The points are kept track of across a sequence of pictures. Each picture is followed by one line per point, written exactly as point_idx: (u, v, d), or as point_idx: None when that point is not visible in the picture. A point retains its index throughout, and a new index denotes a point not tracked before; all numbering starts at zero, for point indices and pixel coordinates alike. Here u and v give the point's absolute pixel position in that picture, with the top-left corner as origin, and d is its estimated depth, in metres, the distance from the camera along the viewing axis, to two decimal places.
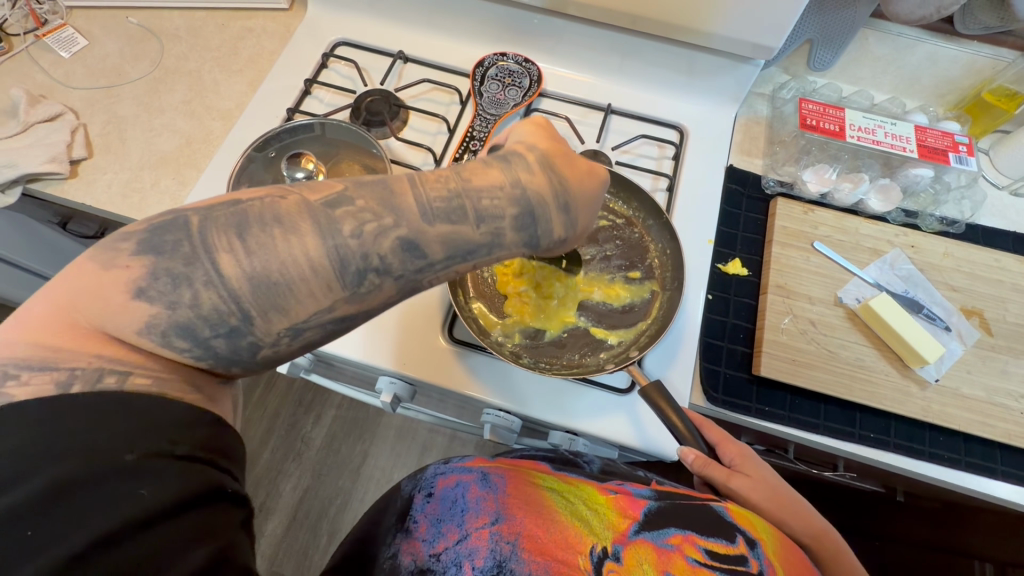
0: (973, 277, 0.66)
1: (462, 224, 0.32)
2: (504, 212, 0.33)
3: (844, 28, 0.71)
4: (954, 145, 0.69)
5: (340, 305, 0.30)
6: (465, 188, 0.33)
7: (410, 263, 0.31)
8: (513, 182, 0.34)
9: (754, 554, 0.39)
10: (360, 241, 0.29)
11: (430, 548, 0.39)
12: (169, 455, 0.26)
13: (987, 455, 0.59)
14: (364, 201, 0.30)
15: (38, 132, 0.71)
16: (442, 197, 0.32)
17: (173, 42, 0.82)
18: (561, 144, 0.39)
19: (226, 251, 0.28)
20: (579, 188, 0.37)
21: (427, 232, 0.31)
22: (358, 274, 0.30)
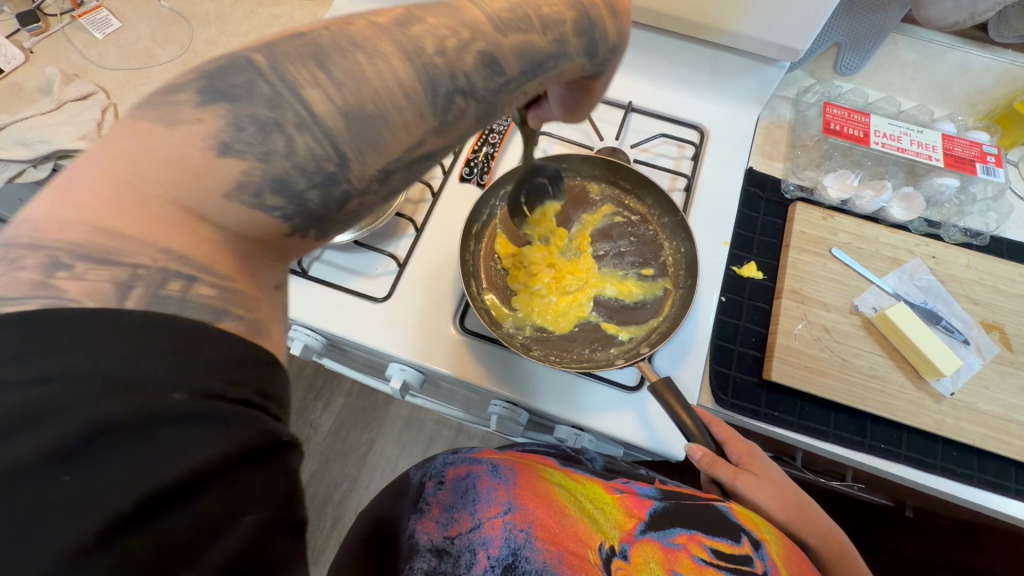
0: (995, 291, 0.65)
1: (533, 34, 0.31)
2: (565, 18, 0.33)
3: (873, 33, 0.70)
4: (982, 156, 0.68)
5: (429, 139, 0.28)
6: (522, 1, 0.32)
7: (491, 82, 0.30)
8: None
9: (758, 554, 0.39)
10: (447, 58, 0.28)
11: (444, 528, 0.40)
12: (223, 401, 0.21)
13: (1002, 473, 0.58)
14: (436, 20, 0.29)
15: (70, 110, 0.73)
16: (505, 11, 0.31)
17: (203, 26, 0.83)
18: None
19: (311, 83, 0.25)
20: (625, 6, 0.37)
21: (502, 44, 0.30)
22: (445, 97, 0.28)
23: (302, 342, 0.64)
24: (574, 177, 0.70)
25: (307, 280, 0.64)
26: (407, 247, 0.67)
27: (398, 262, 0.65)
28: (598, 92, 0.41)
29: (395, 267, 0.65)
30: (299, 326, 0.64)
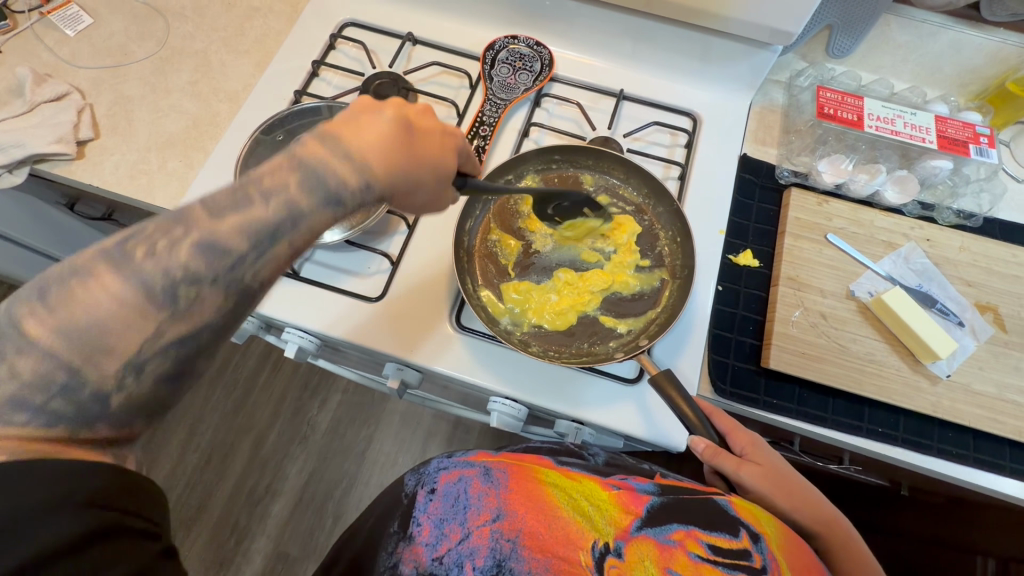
0: (988, 272, 0.65)
1: (252, 208, 0.33)
2: (289, 184, 0.34)
3: (865, 14, 0.69)
4: (975, 136, 0.68)
5: (165, 329, 0.31)
6: (246, 177, 0.34)
7: (218, 263, 0.32)
8: (293, 157, 0.35)
9: (757, 548, 0.39)
10: (156, 260, 0.31)
11: (431, 551, 0.39)
12: (72, 507, 0.28)
13: (996, 452, 0.59)
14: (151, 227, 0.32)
15: (44, 112, 0.70)
16: (223, 195, 0.33)
17: (179, 20, 0.81)
18: (342, 118, 0.39)
19: (31, 316, 0.29)
20: (366, 132, 0.38)
21: (219, 228, 0.32)
22: (167, 293, 0.31)
23: (296, 345, 0.63)
24: (567, 168, 0.69)
25: (297, 280, 0.63)
26: (400, 245, 0.66)
27: (392, 261, 0.64)
28: (417, 188, 0.43)
29: (389, 267, 0.64)
30: (292, 329, 0.62)
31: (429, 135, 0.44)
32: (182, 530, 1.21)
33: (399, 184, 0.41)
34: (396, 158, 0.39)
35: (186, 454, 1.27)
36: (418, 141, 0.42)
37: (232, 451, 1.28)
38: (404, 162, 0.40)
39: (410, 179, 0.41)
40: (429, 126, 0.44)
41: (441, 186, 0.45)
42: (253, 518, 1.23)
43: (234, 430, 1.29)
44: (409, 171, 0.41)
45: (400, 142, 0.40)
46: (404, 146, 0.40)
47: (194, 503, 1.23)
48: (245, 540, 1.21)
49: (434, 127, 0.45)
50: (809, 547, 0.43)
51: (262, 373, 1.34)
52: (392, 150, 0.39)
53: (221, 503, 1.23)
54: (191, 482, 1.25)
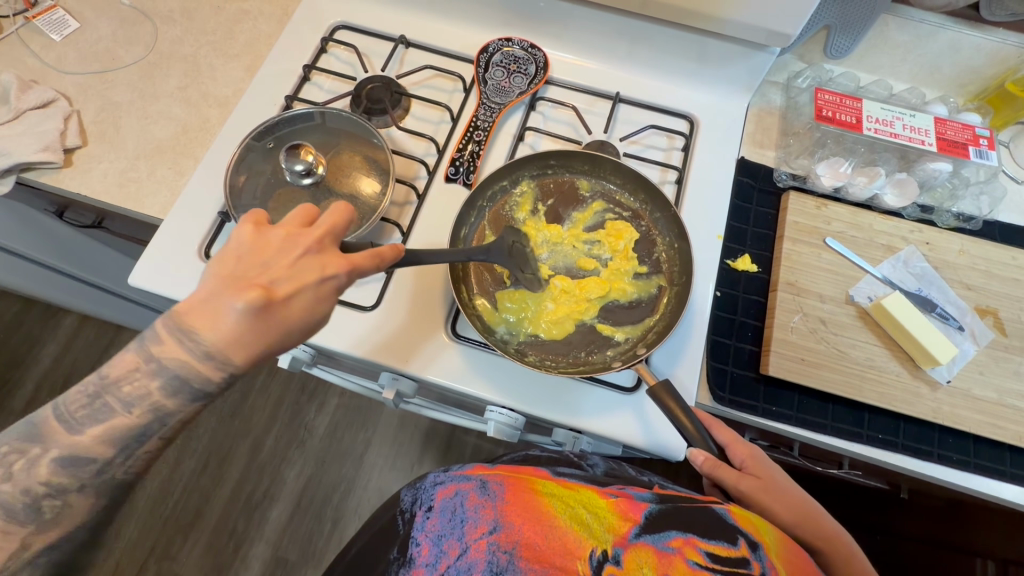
0: (988, 275, 0.64)
1: (116, 416, 0.36)
2: (148, 386, 0.37)
3: (863, 14, 0.68)
4: (975, 138, 0.67)
5: (31, 541, 0.34)
6: (102, 385, 0.36)
7: (83, 472, 0.35)
8: (147, 357, 0.37)
9: (756, 556, 0.38)
10: (13, 481, 0.34)
11: (431, 570, 0.38)
12: None
13: (996, 458, 0.59)
14: (7, 446, 0.35)
15: (30, 119, 0.69)
16: (81, 405, 0.36)
17: (167, 24, 0.79)
18: (203, 288, 0.38)
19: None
20: (220, 318, 0.37)
21: (78, 441, 0.35)
22: (30, 508, 0.34)
23: (290, 355, 0.62)
24: (563, 174, 0.68)
25: None
26: None
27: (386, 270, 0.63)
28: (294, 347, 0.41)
29: (384, 275, 0.63)
30: None
31: (297, 298, 0.39)
32: (180, 536, 1.21)
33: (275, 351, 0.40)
34: (257, 342, 0.38)
35: (183, 459, 1.26)
36: (278, 314, 0.38)
37: (230, 456, 1.27)
38: (265, 344, 0.39)
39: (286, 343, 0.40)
40: (297, 287, 0.39)
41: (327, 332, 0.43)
42: (251, 523, 1.22)
43: (230, 435, 1.29)
44: (281, 341, 0.39)
45: (255, 328, 0.38)
46: (263, 330, 0.38)
47: (191, 509, 1.22)
48: (243, 545, 1.20)
49: (306, 284, 0.39)
50: (808, 556, 0.42)
51: (258, 377, 1.33)
52: (253, 339, 0.38)
53: (219, 508, 1.23)
54: (189, 487, 1.24)
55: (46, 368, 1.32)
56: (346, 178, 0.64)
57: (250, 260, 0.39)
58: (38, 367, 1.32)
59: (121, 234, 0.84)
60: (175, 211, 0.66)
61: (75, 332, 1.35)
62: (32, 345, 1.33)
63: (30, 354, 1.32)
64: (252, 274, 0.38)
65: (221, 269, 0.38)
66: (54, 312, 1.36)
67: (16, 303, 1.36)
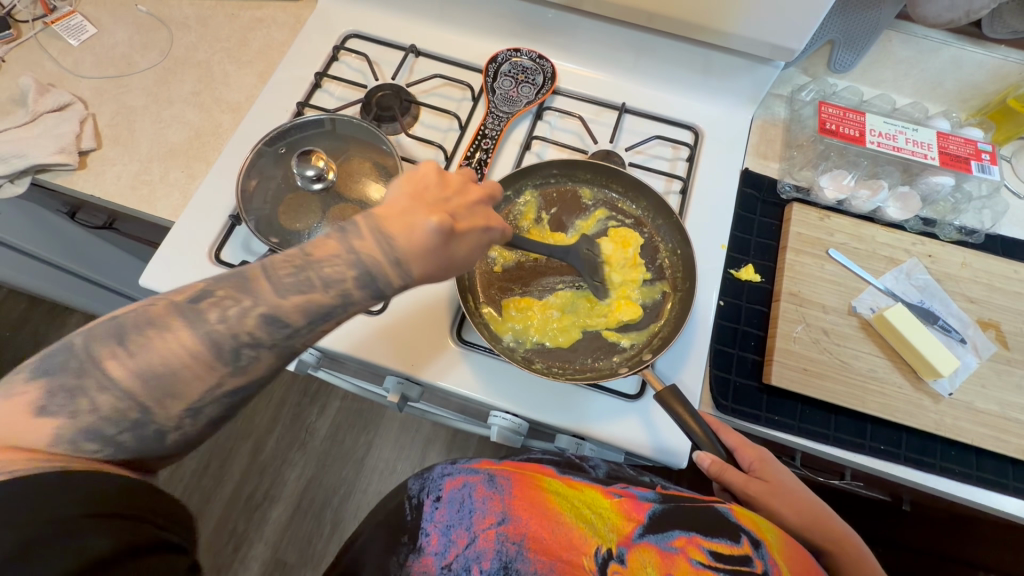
0: (991, 288, 0.65)
1: (314, 291, 0.36)
2: (346, 275, 0.37)
3: (866, 30, 0.69)
4: (977, 153, 0.68)
5: (227, 380, 0.35)
6: (308, 261, 0.37)
7: (278, 332, 0.36)
8: (348, 248, 0.38)
9: (758, 554, 0.38)
10: (227, 323, 0.35)
11: (439, 559, 0.38)
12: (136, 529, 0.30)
13: (999, 470, 0.59)
14: (224, 290, 0.36)
15: (47, 122, 0.70)
16: (289, 271, 0.37)
17: (182, 31, 0.81)
18: (387, 204, 0.40)
19: (111, 357, 0.33)
20: (414, 232, 0.39)
21: (283, 304, 0.36)
22: (231, 351, 0.35)
23: (295, 357, 0.62)
24: (566, 183, 0.69)
25: None
26: None
27: None
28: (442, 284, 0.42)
29: None
30: None
31: (471, 235, 0.42)
32: None
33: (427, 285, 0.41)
34: (426, 263, 0.39)
35: (184, 458, 1.27)
36: (455, 244, 0.41)
37: (231, 456, 1.27)
38: (435, 269, 0.40)
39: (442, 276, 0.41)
40: (473, 224, 0.42)
41: None
42: (251, 524, 1.22)
43: (232, 435, 1.29)
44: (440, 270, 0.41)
45: (434, 250, 0.40)
46: (440, 251, 0.40)
47: (192, 509, 1.23)
48: (242, 546, 1.20)
49: (477, 225, 0.42)
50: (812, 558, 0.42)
51: None
52: (428, 257, 0.39)
53: (220, 509, 1.23)
54: (189, 486, 1.25)
55: None
56: (356, 184, 0.65)
57: (439, 190, 0.42)
58: None
59: (131, 234, 0.85)
60: (185, 215, 0.67)
61: None
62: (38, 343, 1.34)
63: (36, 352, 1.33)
64: (442, 204, 0.41)
65: (413, 192, 0.41)
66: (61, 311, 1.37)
67: (22, 303, 1.37)
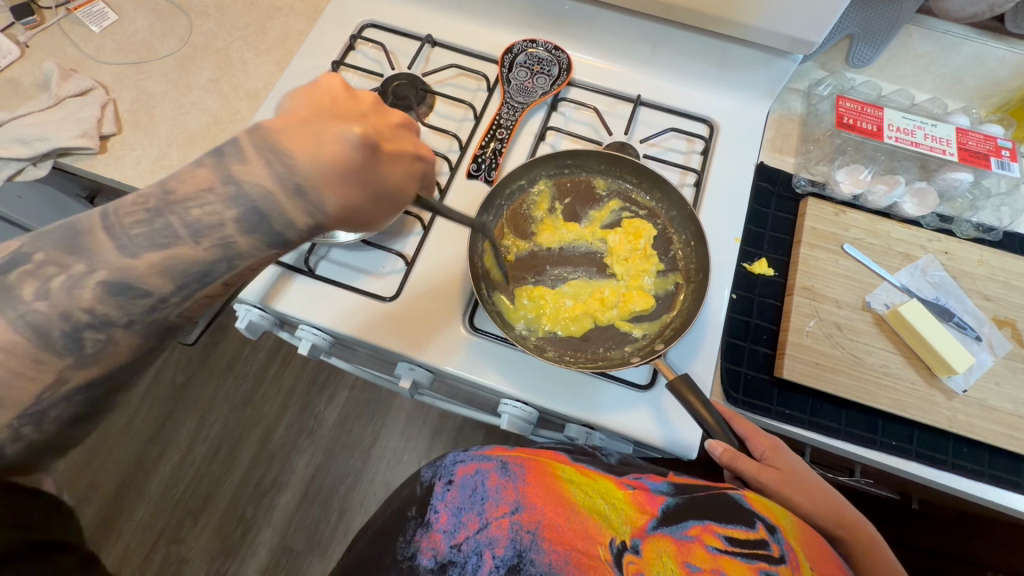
0: (1007, 286, 0.64)
1: (175, 247, 0.38)
2: (223, 216, 0.39)
3: (886, 25, 0.69)
4: (997, 149, 0.67)
5: (69, 373, 0.37)
6: (170, 201, 0.39)
7: (133, 306, 0.38)
8: (225, 178, 0.40)
9: (774, 539, 0.39)
10: (46, 300, 0.36)
11: (449, 538, 0.39)
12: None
13: (1012, 468, 0.58)
14: (44, 255, 0.37)
15: (69, 106, 0.71)
16: (139, 228, 0.38)
17: (202, 19, 0.82)
18: (294, 122, 0.42)
19: None
20: (325, 150, 0.41)
21: (134, 265, 0.38)
22: (71, 339, 0.37)
23: (309, 342, 0.63)
24: (579, 173, 0.69)
25: (312, 279, 0.64)
26: (415, 245, 0.66)
27: (406, 261, 0.64)
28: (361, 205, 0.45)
29: (403, 267, 0.65)
30: (306, 326, 0.63)
31: (398, 156, 0.47)
32: (189, 519, 1.22)
33: (343, 207, 0.43)
34: (337, 177, 0.42)
35: (195, 443, 1.28)
36: (377, 163, 0.45)
37: (241, 442, 1.29)
38: (352, 187, 0.43)
39: (360, 195, 0.44)
40: (398, 146, 0.47)
41: (376, 215, 0.48)
42: (259, 510, 1.23)
43: (242, 422, 1.31)
44: (354, 188, 0.43)
45: (356, 165, 0.43)
46: (361, 168, 0.43)
47: (202, 493, 1.24)
48: (251, 531, 1.22)
49: (403, 148, 0.48)
50: (829, 546, 0.42)
51: (271, 368, 1.35)
52: (351, 171, 0.43)
53: (229, 494, 1.24)
54: (199, 471, 1.26)
55: None
56: None
57: (353, 104, 0.46)
58: None
59: None
60: None
61: None
62: None
63: None
64: (363, 117, 0.46)
65: (320, 104, 0.45)
66: None
67: None
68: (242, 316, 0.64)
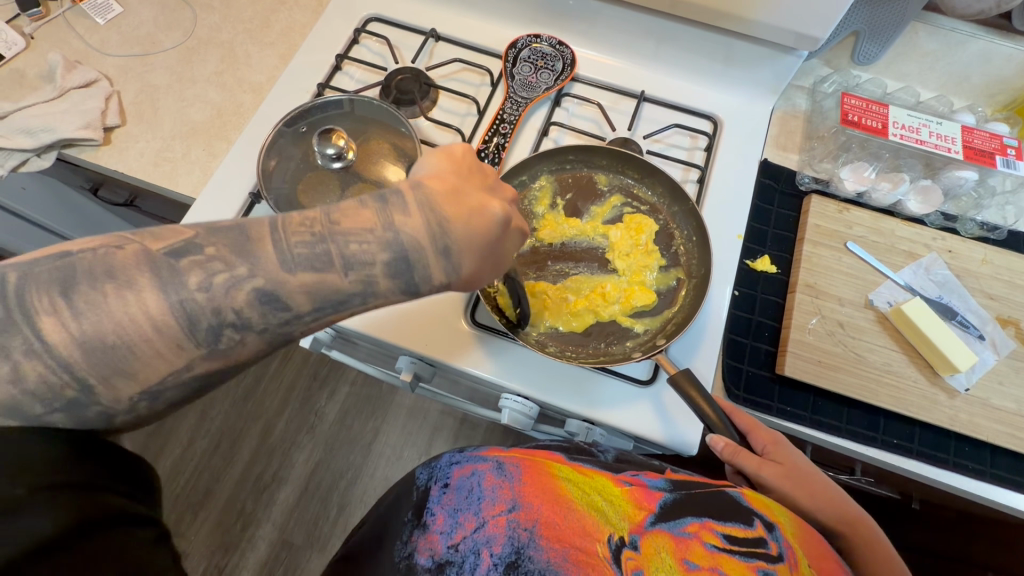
0: (1011, 286, 0.64)
1: (329, 271, 0.35)
2: (377, 257, 0.36)
3: (893, 22, 0.68)
4: (1003, 148, 0.67)
5: (198, 364, 0.33)
6: (333, 231, 0.35)
7: (273, 316, 0.34)
8: (387, 223, 0.36)
9: (772, 536, 0.39)
10: (208, 293, 0.32)
11: (446, 539, 0.38)
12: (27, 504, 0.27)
13: (1014, 468, 0.58)
14: (214, 248, 0.33)
15: (73, 98, 0.71)
16: (305, 244, 0.34)
17: (207, 11, 0.82)
18: (437, 184, 0.40)
19: (48, 314, 0.29)
20: (466, 220, 0.39)
21: (289, 280, 0.34)
22: (211, 331, 0.33)
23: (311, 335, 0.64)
24: (582, 169, 0.69)
25: None
26: None
27: None
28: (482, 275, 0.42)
29: None
30: None
31: (518, 234, 0.44)
32: (189, 513, 1.23)
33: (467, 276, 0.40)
34: (473, 244, 0.39)
35: (196, 437, 1.29)
36: (506, 237, 0.43)
37: (241, 437, 1.29)
38: (481, 258, 0.41)
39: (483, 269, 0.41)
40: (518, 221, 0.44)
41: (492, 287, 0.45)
42: (259, 505, 1.24)
43: (243, 417, 1.31)
44: (481, 261, 0.41)
45: (491, 237, 0.41)
46: (493, 241, 0.41)
47: (202, 487, 1.25)
48: (250, 526, 1.22)
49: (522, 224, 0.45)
50: (827, 543, 0.42)
51: (271, 364, 1.35)
52: (482, 245, 0.40)
53: (229, 488, 1.25)
54: (200, 465, 1.27)
55: None
56: (374, 165, 0.65)
57: (482, 176, 0.44)
58: None
59: (151, 213, 0.86)
60: (206, 192, 0.68)
61: None
62: None
63: None
64: (493, 191, 0.44)
65: (461, 173, 0.43)
66: None
67: None
68: None
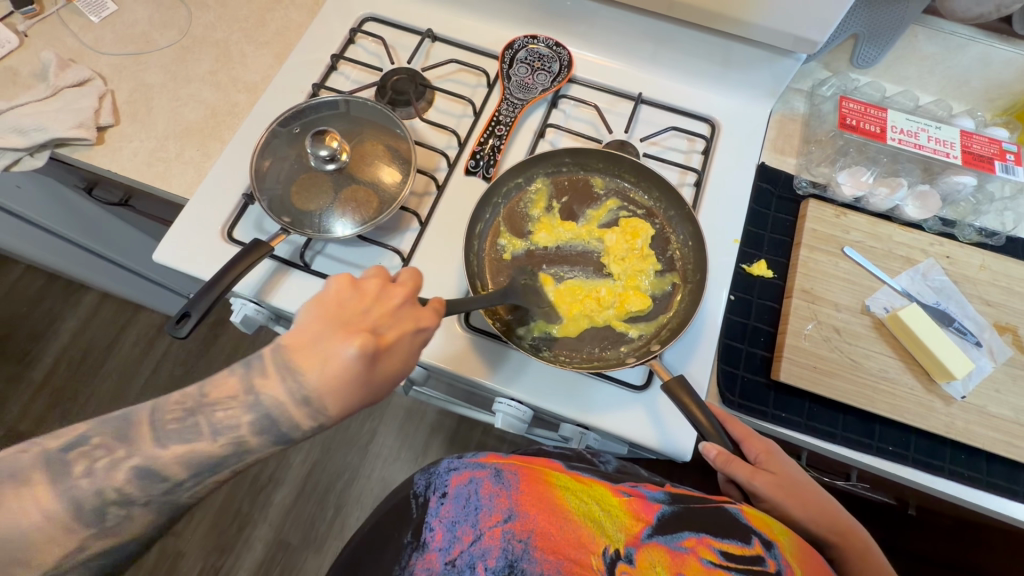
0: (1009, 292, 0.64)
1: (201, 441, 0.37)
2: (240, 420, 0.39)
3: (892, 26, 0.68)
4: (1001, 153, 0.66)
5: (90, 544, 0.35)
6: (200, 404, 0.39)
7: (154, 489, 0.36)
8: (248, 388, 0.40)
9: (770, 554, 0.38)
10: (91, 479, 0.35)
11: (444, 554, 0.38)
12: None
13: (1009, 476, 0.58)
14: (100, 437, 0.36)
15: (66, 97, 0.71)
16: (176, 417, 0.38)
17: (202, 10, 0.81)
18: (301, 336, 0.41)
19: None
20: (323, 366, 0.40)
21: (163, 457, 0.36)
22: (96, 512, 0.35)
23: None
24: (578, 172, 0.68)
25: (308, 273, 0.63)
26: (412, 243, 0.66)
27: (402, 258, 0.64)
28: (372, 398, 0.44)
29: (399, 264, 0.65)
30: None
31: (399, 347, 0.44)
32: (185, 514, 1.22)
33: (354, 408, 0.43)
34: (342, 391, 0.41)
35: None
36: (382, 362, 0.43)
37: None
38: (358, 393, 0.42)
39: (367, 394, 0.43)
40: (398, 333, 0.44)
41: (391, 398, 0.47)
42: (255, 506, 1.24)
43: None
44: (360, 394, 0.42)
45: (360, 376, 0.41)
46: (364, 377, 0.42)
47: None
48: (246, 527, 1.22)
49: (404, 332, 0.44)
50: (820, 556, 0.42)
51: None
52: (349, 387, 0.41)
53: (224, 489, 1.24)
54: None
55: (67, 342, 1.36)
56: (368, 166, 0.65)
57: (355, 305, 0.43)
58: (59, 342, 1.36)
59: (145, 213, 0.86)
60: (199, 193, 0.68)
61: (96, 309, 1.39)
62: (53, 321, 1.37)
63: (51, 329, 1.36)
64: (360, 321, 0.43)
65: (326, 314, 0.43)
66: (76, 288, 1.40)
67: (40, 279, 1.40)
68: (237, 310, 0.64)
